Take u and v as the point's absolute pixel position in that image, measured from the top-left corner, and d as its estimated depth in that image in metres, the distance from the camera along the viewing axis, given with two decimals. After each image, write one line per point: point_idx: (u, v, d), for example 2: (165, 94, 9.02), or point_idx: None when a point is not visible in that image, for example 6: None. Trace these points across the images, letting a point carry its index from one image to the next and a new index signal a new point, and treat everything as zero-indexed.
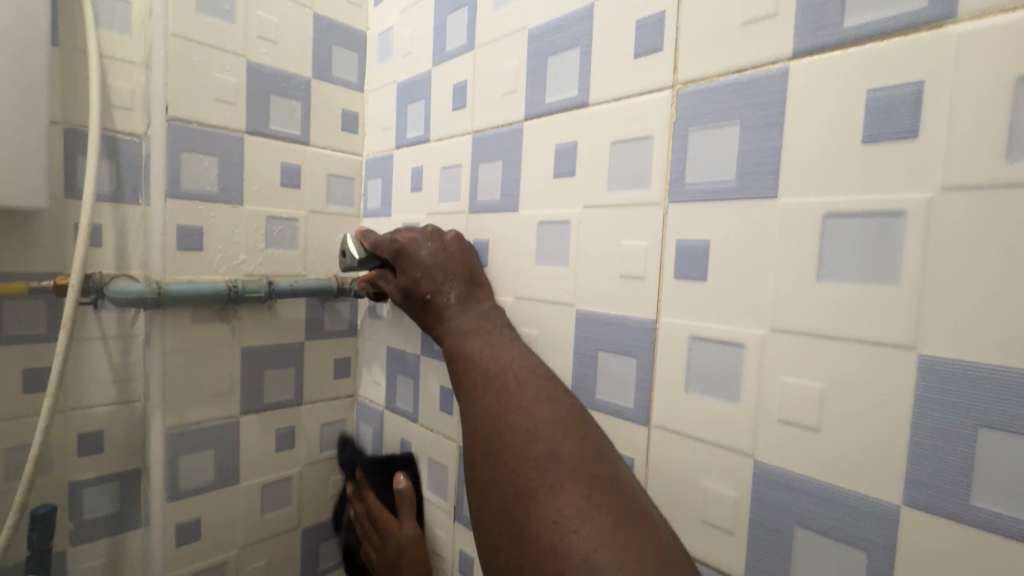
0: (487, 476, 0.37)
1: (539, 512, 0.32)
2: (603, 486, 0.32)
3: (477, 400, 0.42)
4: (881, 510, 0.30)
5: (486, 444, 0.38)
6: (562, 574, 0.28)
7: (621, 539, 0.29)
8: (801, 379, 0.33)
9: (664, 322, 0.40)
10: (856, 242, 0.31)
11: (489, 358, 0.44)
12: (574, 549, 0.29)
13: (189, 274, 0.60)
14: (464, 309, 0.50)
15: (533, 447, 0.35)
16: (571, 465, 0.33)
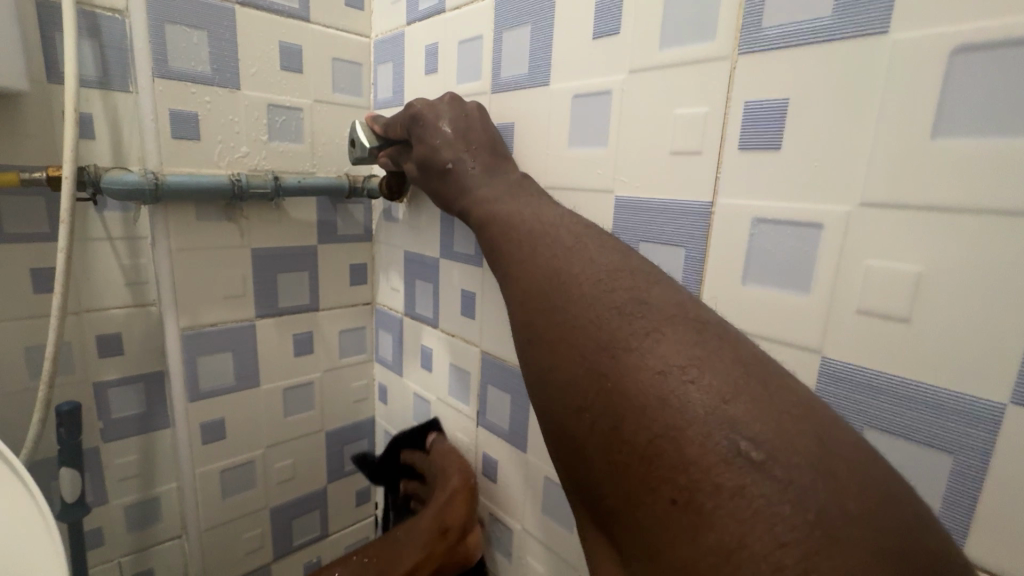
0: (548, 334, 0.30)
1: (636, 362, 0.25)
2: (715, 333, 0.26)
3: (524, 261, 0.35)
4: (979, 410, 0.26)
5: (543, 301, 0.31)
6: (682, 427, 0.22)
7: (753, 385, 0.23)
8: (893, 262, 0.28)
9: (721, 204, 0.34)
10: (994, 84, 0.24)
11: (530, 220, 0.37)
12: (693, 399, 0.23)
13: (188, 166, 0.55)
14: (489, 178, 0.44)
15: (614, 297, 0.28)
16: (667, 311, 0.27)
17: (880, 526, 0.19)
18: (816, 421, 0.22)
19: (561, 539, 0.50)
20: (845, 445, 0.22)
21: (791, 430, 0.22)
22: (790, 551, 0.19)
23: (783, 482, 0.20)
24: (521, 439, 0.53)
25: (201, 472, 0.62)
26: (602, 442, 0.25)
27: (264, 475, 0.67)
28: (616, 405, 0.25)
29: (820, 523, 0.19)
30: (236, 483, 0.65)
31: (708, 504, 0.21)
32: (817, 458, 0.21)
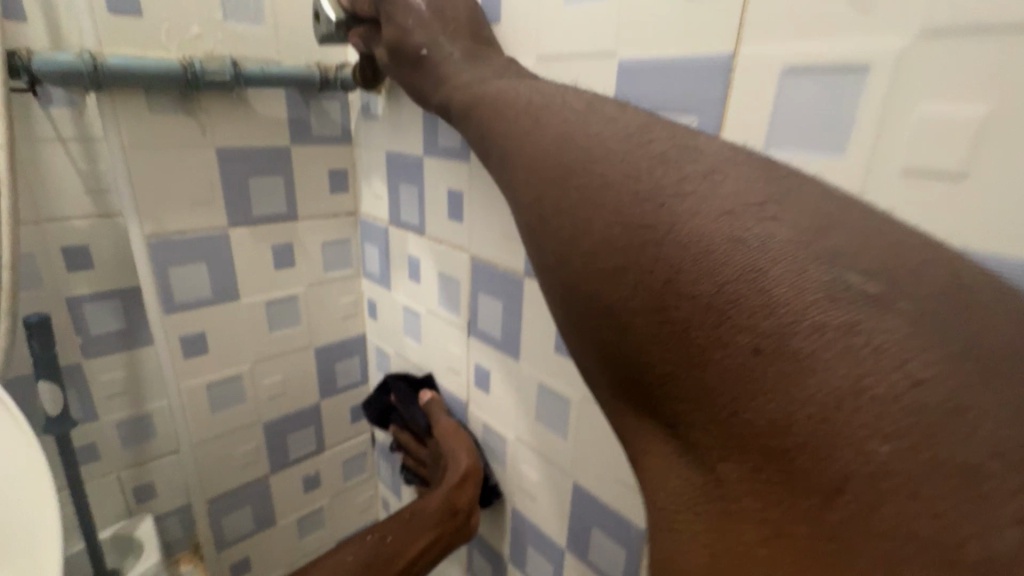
0: (575, 203, 0.25)
1: (701, 206, 0.21)
2: (781, 174, 0.22)
3: (530, 132, 0.29)
4: None
5: (562, 168, 0.26)
6: (769, 268, 0.18)
7: (842, 222, 0.20)
8: (952, 104, 0.23)
9: (744, 55, 0.29)
10: None
11: (528, 96, 0.32)
12: (777, 236, 0.19)
13: (132, 48, 0.49)
14: (472, 62, 0.38)
15: (658, 149, 0.24)
16: (723, 156, 0.23)
17: (1014, 351, 0.16)
18: (916, 255, 0.19)
19: (554, 445, 0.49)
20: (950, 272, 0.19)
21: (895, 263, 0.18)
22: (928, 388, 0.16)
23: (900, 314, 0.17)
24: (514, 347, 0.50)
25: (186, 387, 0.60)
26: (656, 302, 0.21)
27: (253, 390, 0.66)
28: (676, 255, 0.20)
29: (954, 354, 0.16)
30: (225, 399, 0.64)
31: (810, 347, 0.17)
32: (934, 289, 0.18)
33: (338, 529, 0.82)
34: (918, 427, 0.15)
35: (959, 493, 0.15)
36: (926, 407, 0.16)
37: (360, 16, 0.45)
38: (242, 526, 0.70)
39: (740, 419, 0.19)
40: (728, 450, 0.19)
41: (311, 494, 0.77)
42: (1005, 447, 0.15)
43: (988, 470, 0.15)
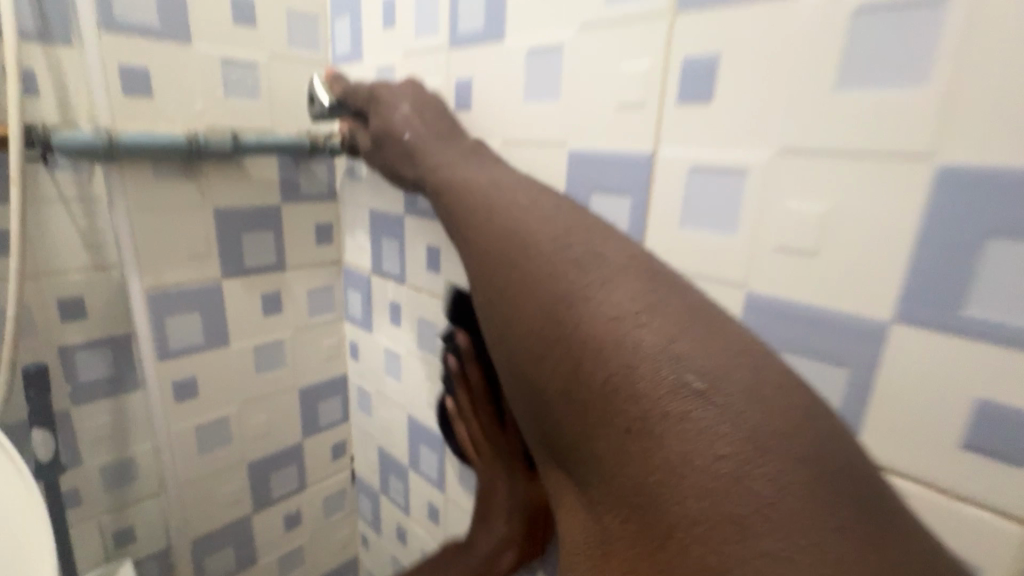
0: (509, 291, 0.32)
1: (592, 311, 0.28)
2: (664, 281, 0.29)
3: (480, 226, 0.36)
4: (871, 328, 0.30)
5: (501, 261, 0.34)
6: (636, 366, 0.25)
7: (697, 326, 0.26)
8: (805, 202, 0.31)
9: (662, 154, 0.37)
10: (893, 38, 0.27)
11: (487, 188, 0.39)
12: (645, 342, 0.26)
13: (143, 123, 0.54)
14: (446, 147, 0.46)
15: (571, 253, 0.31)
16: (621, 264, 0.30)
17: (800, 435, 0.23)
18: (750, 356, 0.26)
19: None
20: (772, 371, 0.25)
21: (728, 363, 0.25)
22: (726, 461, 0.23)
23: (723, 410, 0.24)
24: None
25: (177, 429, 0.64)
26: (563, 381, 0.28)
27: (239, 430, 0.69)
28: (576, 351, 0.27)
29: (754, 440, 0.23)
30: (212, 440, 0.67)
31: (660, 428, 0.24)
32: (752, 386, 0.25)
33: (316, 568, 0.84)
34: (716, 488, 0.23)
35: (732, 535, 0.22)
36: (722, 476, 0.23)
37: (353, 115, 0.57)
38: (224, 566, 0.72)
39: (618, 474, 0.26)
40: (608, 494, 0.26)
41: (291, 532, 0.79)
42: (770, 510, 0.22)
43: (756, 524, 0.22)
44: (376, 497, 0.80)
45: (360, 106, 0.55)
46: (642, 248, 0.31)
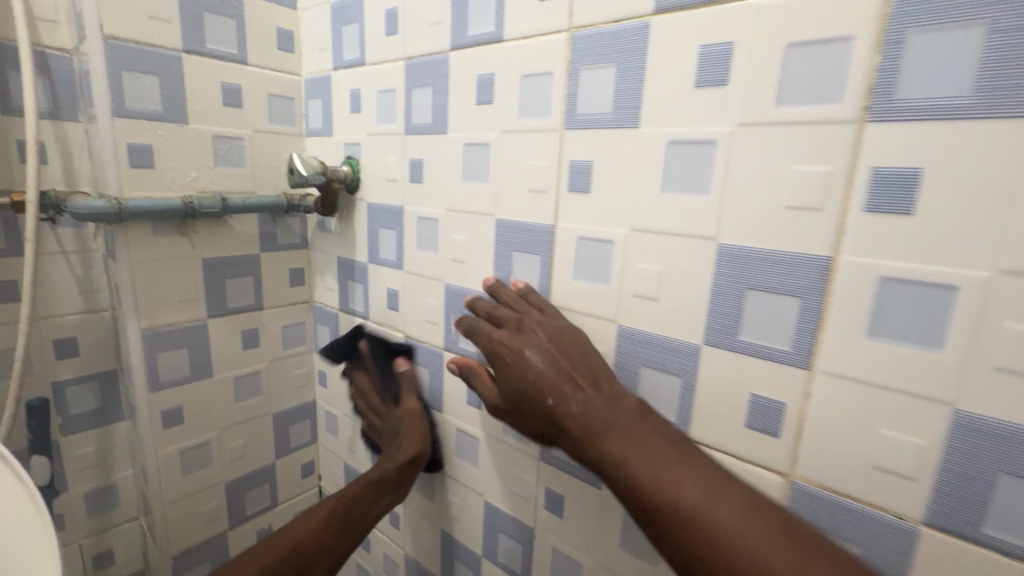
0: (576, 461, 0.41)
1: (628, 470, 0.37)
2: (676, 438, 0.39)
3: (527, 391, 0.46)
4: (690, 349, 0.44)
5: (556, 431, 0.44)
6: (669, 513, 0.34)
7: (697, 471, 0.36)
8: (647, 264, 0.46)
9: (559, 227, 0.51)
10: (687, 161, 0.42)
11: (511, 331, 0.49)
12: (671, 490, 0.35)
13: (144, 191, 0.65)
14: (523, 332, 0.48)
15: (596, 422, 0.41)
16: (631, 421, 0.40)
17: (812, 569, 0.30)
18: (753, 499, 0.34)
19: (469, 473, 0.66)
20: (784, 516, 0.33)
21: (735, 502, 0.33)
22: None
23: (743, 540, 0.32)
24: (438, 401, 0.68)
25: (163, 453, 0.72)
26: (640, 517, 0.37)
27: (218, 453, 0.78)
28: (633, 497, 0.37)
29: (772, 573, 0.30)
30: (194, 462, 0.75)
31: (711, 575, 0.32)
32: (756, 527, 0.32)
33: None
34: None
35: None
36: None
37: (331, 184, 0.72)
38: None
39: None
40: None
41: None
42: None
43: None
44: None
45: (341, 176, 0.72)
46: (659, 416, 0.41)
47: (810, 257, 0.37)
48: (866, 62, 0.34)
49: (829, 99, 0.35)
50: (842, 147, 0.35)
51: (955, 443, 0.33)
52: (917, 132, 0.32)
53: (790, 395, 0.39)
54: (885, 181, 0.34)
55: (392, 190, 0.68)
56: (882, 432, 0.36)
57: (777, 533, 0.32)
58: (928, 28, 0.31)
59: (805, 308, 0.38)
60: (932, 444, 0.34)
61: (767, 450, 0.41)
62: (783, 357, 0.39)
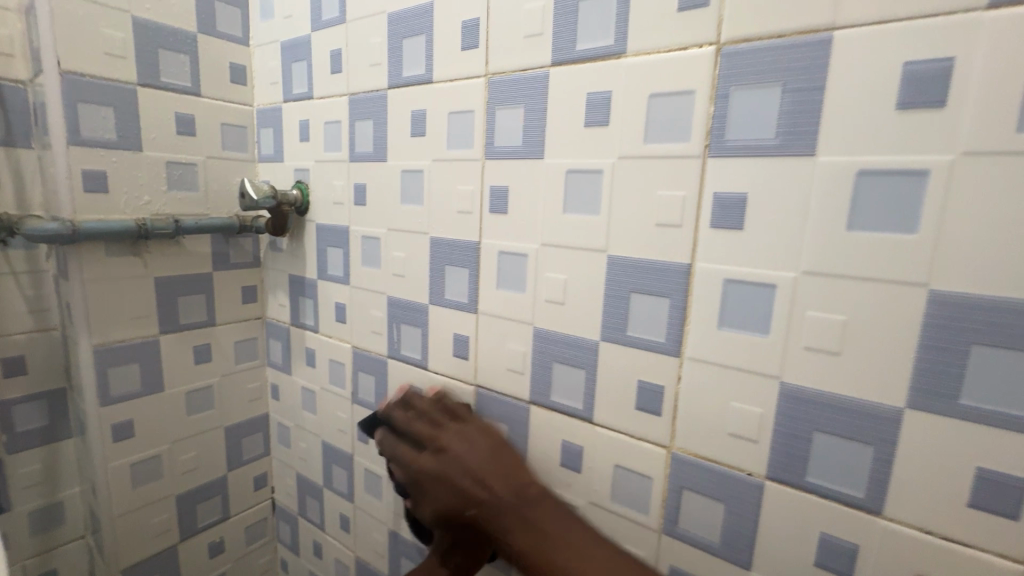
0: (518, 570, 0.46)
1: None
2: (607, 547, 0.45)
3: (465, 503, 0.49)
4: (591, 345, 0.52)
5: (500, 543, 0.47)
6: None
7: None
8: (554, 273, 0.53)
9: (483, 243, 0.59)
10: (581, 186, 0.50)
11: (433, 437, 0.54)
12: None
13: (97, 213, 0.68)
14: (456, 433, 0.54)
15: (538, 534, 0.46)
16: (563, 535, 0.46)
17: None
18: None
19: None
20: None
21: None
22: None
23: None
24: (383, 406, 0.73)
25: (112, 466, 0.74)
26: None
27: (169, 466, 0.80)
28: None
29: None
30: (144, 475, 0.77)
31: None
32: None
33: None
34: None
35: None
36: None
37: (281, 207, 0.77)
38: None
39: None
40: None
41: (214, 559, 0.88)
42: None
43: None
44: (294, 520, 0.92)
45: (290, 200, 0.77)
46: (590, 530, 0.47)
47: (675, 264, 0.46)
48: (705, 110, 0.43)
49: (681, 138, 0.44)
50: (692, 176, 0.44)
51: (783, 410, 0.42)
52: (742, 164, 0.41)
53: (667, 379, 0.47)
54: (723, 203, 0.43)
55: (338, 211, 0.74)
56: (733, 404, 0.44)
57: None
58: (744, 86, 0.41)
59: (674, 306, 0.46)
60: (768, 411, 0.42)
61: (653, 427, 0.49)
62: (660, 348, 0.47)
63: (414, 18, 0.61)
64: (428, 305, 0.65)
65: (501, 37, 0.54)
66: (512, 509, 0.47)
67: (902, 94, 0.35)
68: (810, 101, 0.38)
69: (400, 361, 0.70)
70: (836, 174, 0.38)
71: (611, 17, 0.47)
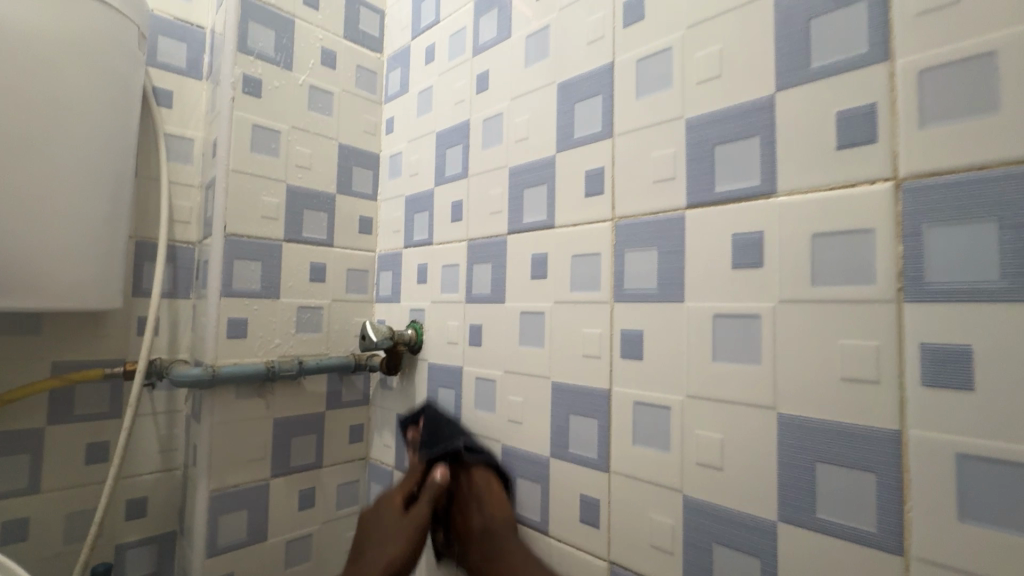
0: (483, 526, 0.59)
1: (500, 539, 0.57)
2: (498, 544, 0.57)
3: (492, 531, 0.58)
4: (764, 526, 0.42)
5: (495, 546, 0.57)
6: (491, 508, 0.60)
7: (488, 534, 0.58)
8: (708, 432, 0.46)
9: (614, 390, 0.53)
10: (735, 332, 0.45)
11: (482, 512, 0.60)
12: (500, 525, 0.58)
13: (234, 357, 0.73)
14: (484, 505, 0.60)
15: (485, 528, 0.59)
16: (506, 534, 0.58)
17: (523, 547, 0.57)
18: (497, 544, 0.57)
19: None
20: (507, 535, 0.58)
21: (502, 537, 0.58)
22: (488, 503, 0.60)
23: (499, 530, 0.58)
24: None
25: None
26: (478, 499, 0.61)
27: None
28: (493, 528, 0.58)
29: (483, 517, 0.60)
30: None
31: (470, 493, 0.62)
32: (504, 537, 0.57)
33: None
34: (485, 496, 0.61)
35: (468, 501, 0.62)
36: (482, 500, 0.61)
37: (397, 346, 0.78)
38: None
39: (475, 512, 0.61)
40: (474, 487, 0.62)
41: None
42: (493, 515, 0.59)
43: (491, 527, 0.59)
44: None
45: (405, 339, 0.78)
46: (507, 539, 0.57)
47: (876, 431, 0.37)
48: (891, 250, 0.37)
49: (863, 281, 0.38)
50: (885, 325, 0.37)
51: None
52: (958, 313, 0.34)
53: None
54: (939, 358, 0.35)
55: (452, 351, 0.73)
56: None
57: (500, 544, 0.57)
58: (945, 223, 0.35)
59: (884, 485, 0.37)
60: None
61: None
62: (871, 540, 0.37)
63: (535, 170, 0.64)
64: (548, 457, 0.59)
65: (628, 183, 0.54)
66: (482, 522, 0.60)
67: None
68: None
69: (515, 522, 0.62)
70: None
71: (755, 157, 0.45)
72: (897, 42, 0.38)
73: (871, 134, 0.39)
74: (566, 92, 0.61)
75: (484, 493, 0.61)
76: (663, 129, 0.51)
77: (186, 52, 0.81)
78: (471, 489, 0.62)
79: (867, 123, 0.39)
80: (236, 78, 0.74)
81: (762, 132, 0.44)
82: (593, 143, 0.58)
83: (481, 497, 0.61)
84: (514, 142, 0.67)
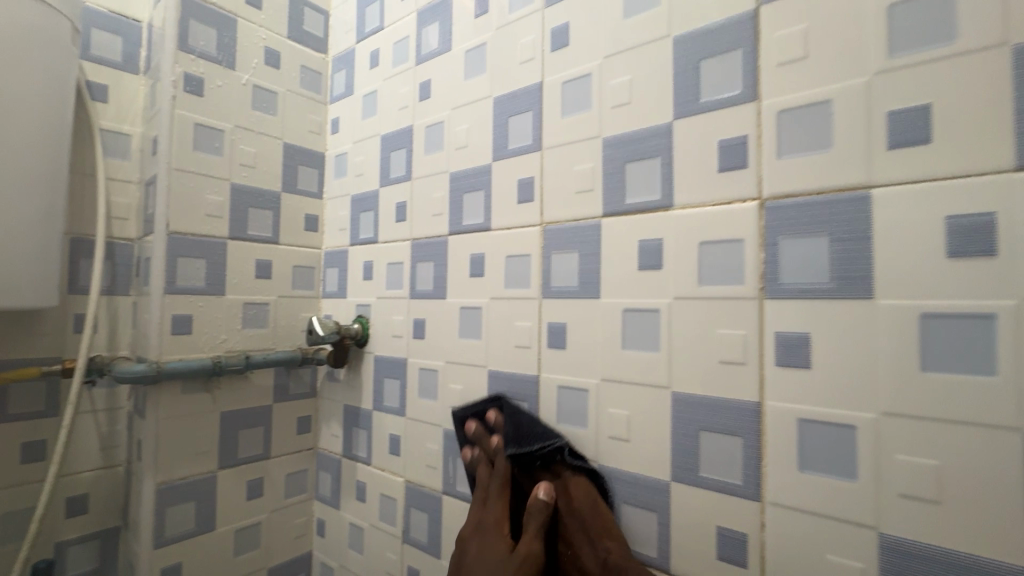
0: (586, 524, 0.52)
1: (598, 542, 0.51)
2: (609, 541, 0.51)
3: (592, 530, 0.52)
4: (658, 486, 0.51)
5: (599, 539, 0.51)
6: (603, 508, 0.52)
7: (591, 530, 0.52)
8: (618, 410, 0.54)
9: (542, 376, 0.60)
10: (639, 325, 0.53)
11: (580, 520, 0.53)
12: (603, 543, 0.51)
13: (179, 353, 0.74)
14: (577, 511, 0.53)
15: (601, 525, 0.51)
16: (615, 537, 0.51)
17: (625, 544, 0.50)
18: (604, 542, 0.51)
19: None
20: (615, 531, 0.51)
21: (607, 535, 0.51)
22: (590, 500, 0.53)
23: (602, 535, 0.51)
24: (437, 547, 0.70)
25: None
26: (576, 500, 0.54)
27: None
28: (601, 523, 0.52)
29: (601, 513, 0.52)
30: None
31: (576, 492, 0.54)
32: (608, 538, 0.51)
33: None
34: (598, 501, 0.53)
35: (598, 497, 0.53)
36: (585, 501, 0.53)
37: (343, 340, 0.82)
38: None
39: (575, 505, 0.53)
40: (577, 485, 0.54)
41: None
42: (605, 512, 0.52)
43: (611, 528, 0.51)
44: None
45: (351, 333, 0.82)
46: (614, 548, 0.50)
47: (741, 403, 0.46)
48: (754, 257, 0.46)
49: (735, 282, 0.47)
50: (749, 318, 0.46)
51: (884, 564, 0.39)
52: (799, 308, 0.43)
53: (746, 525, 0.45)
54: (786, 344, 0.44)
55: (397, 344, 0.78)
56: (829, 556, 0.41)
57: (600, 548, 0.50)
58: (792, 236, 0.44)
59: (748, 447, 0.45)
60: (868, 565, 0.39)
61: None
62: (737, 491, 0.46)
63: (473, 176, 0.70)
64: None
65: (554, 192, 0.61)
66: (579, 523, 0.53)
67: (951, 244, 0.37)
68: (856, 250, 0.41)
69: (455, 498, 0.69)
70: (900, 318, 0.39)
71: (656, 175, 0.52)
72: (761, 87, 0.46)
73: (741, 161, 0.47)
74: (502, 106, 0.67)
75: (578, 498, 0.54)
76: (583, 146, 0.58)
77: (122, 46, 0.80)
78: (564, 490, 0.55)
79: (738, 152, 0.47)
80: (177, 77, 0.75)
81: (662, 154, 0.52)
82: (525, 154, 0.64)
83: (577, 505, 0.53)
84: (454, 149, 0.72)
